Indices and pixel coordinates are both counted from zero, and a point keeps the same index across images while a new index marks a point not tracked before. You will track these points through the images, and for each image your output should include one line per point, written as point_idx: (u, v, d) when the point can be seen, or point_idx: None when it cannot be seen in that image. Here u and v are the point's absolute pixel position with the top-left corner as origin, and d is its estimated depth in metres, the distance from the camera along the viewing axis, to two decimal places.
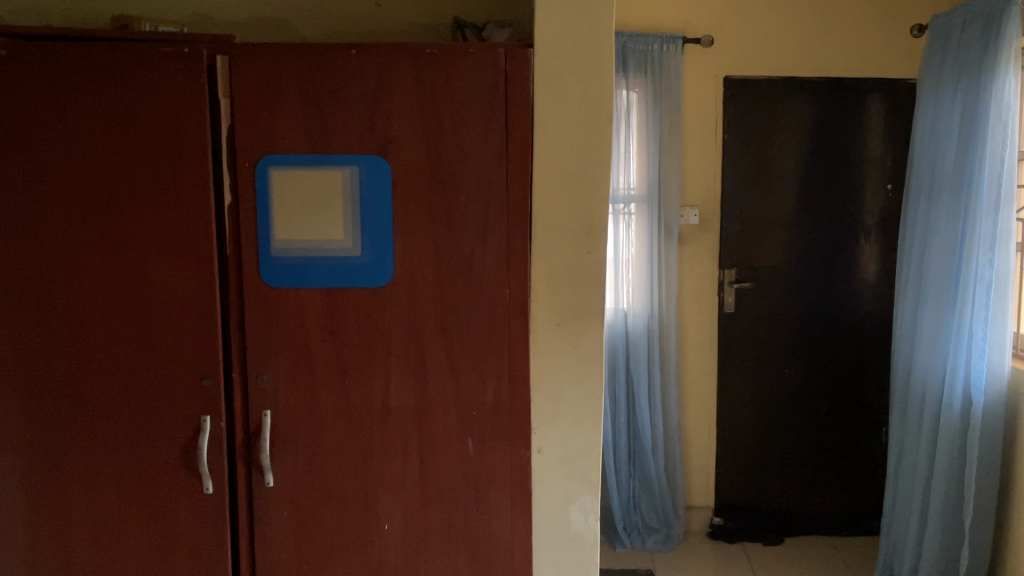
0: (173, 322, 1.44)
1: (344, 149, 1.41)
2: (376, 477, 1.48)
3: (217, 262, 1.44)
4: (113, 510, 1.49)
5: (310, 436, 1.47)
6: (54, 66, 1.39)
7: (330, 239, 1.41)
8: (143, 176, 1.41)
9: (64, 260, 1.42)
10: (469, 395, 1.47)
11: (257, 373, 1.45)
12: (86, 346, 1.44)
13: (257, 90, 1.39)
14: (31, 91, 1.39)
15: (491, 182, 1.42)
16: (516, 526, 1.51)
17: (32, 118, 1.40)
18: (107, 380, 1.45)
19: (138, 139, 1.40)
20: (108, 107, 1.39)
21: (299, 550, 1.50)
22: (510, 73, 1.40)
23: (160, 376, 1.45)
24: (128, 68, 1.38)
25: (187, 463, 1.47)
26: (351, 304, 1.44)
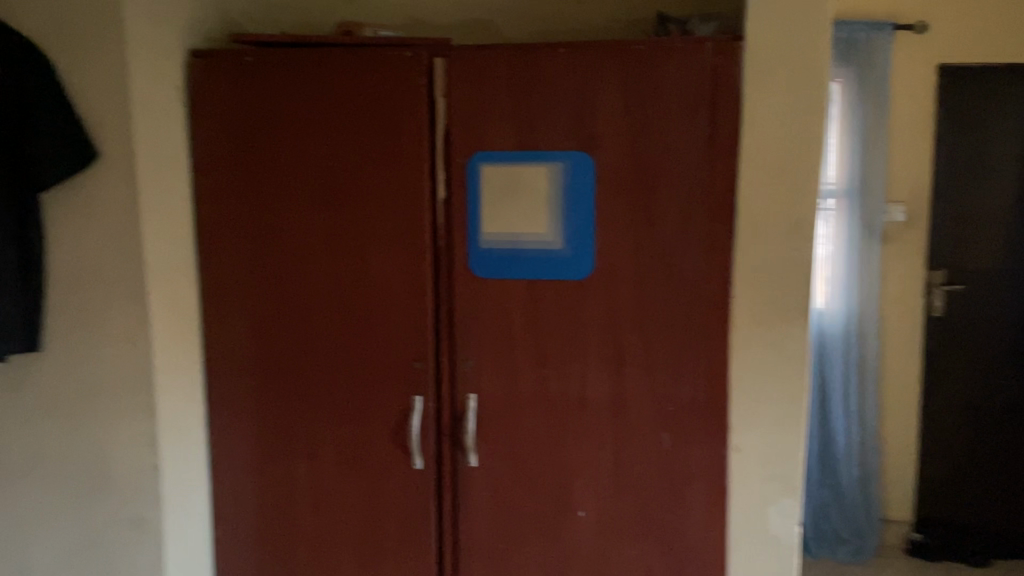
0: (389, 308, 1.54)
1: (550, 146, 1.45)
2: (572, 465, 1.52)
3: (430, 252, 1.52)
4: (332, 478, 1.62)
5: (511, 422, 1.53)
6: (292, 71, 1.52)
7: (535, 233, 1.46)
8: (366, 170, 1.52)
9: (295, 247, 1.56)
10: (666, 390, 1.47)
11: (462, 358, 1.53)
12: (313, 326, 1.57)
13: (472, 89, 1.46)
14: (273, 94, 1.53)
15: (694, 177, 1.42)
16: (711, 525, 1.49)
17: (273, 119, 1.54)
18: (331, 359, 1.58)
19: (363, 137, 1.51)
20: (338, 107, 1.51)
21: (499, 530, 1.57)
22: (718, 67, 1.38)
23: (378, 358, 1.56)
24: (357, 71, 1.50)
25: (398, 440, 1.57)
26: (552, 296, 1.48)
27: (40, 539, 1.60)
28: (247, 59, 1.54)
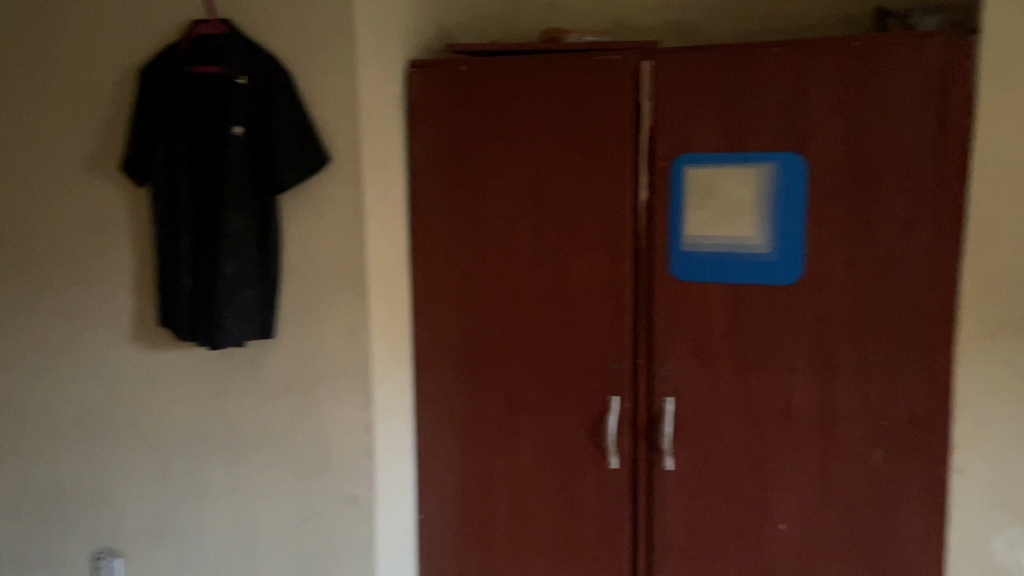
0: (589, 308, 1.57)
1: (759, 147, 1.42)
2: (773, 475, 1.49)
3: (631, 254, 1.54)
4: (529, 471, 1.67)
5: (710, 426, 1.52)
6: (503, 77, 1.59)
7: (742, 236, 1.44)
8: (571, 172, 1.56)
9: (501, 246, 1.63)
10: (880, 402, 1.41)
11: (661, 361, 1.53)
12: (515, 323, 1.63)
13: (679, 91, 1.46)
14: (484, 101, 1.61)
15: (917, 179, 1.34)
16: (927, 547, 1.41)
17: (483, 124, 1.62)
18: (530, 356, 1.63)
19: (569, 142, 1.56)
20: (545, 112, 1.57)
21: (695, 536, 1.56)
22: (948, 62, 1.30)
23: (576, 357, 1.59)
24: (564, 77, 1.54)
25: (594, 438, 1.60)
26: (757, 300, 1.45)
27: (268, 510, 1.76)
28: (461, 68, 1.62)
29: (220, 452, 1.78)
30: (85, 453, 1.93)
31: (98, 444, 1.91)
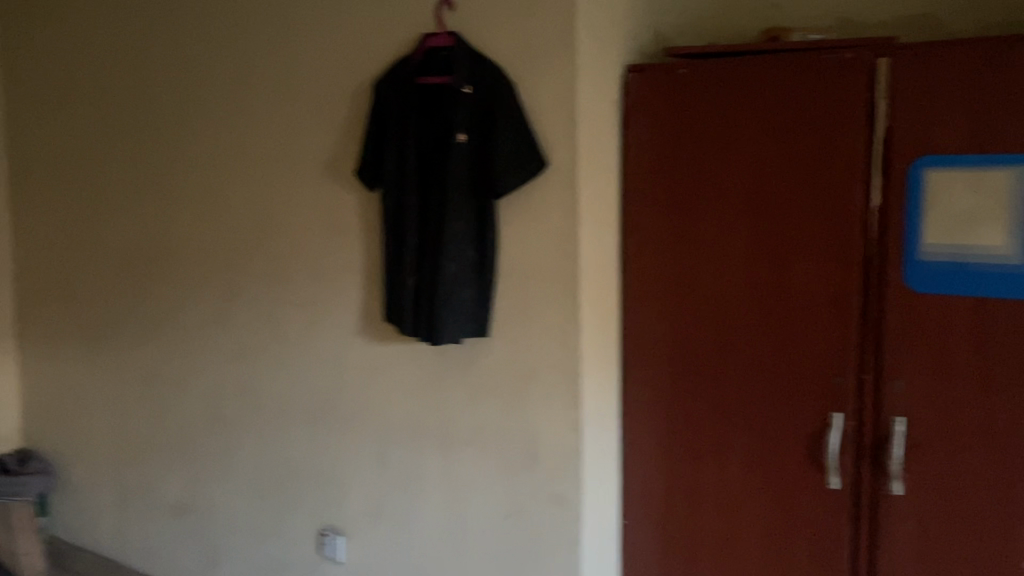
0: (812, 318, 1.54)
1: (1009, 151, 1.37)
2: (1016, 502, 1.42)
3: (859, 262, 1.50)
4: (740, 485, 1.64)
5: (945, 447, 1.46)
6: (726, 79, 1.58)
7: (988, 244, 1.40)
8: (796, 177, 1.54)
9: (718, 253, 1.62)
10: None
11: (890, 378, 1.48)
12: (729, 330, 1.61)
13: (920, 92, 1.42)
14: (705, 103, 1.61)
15: None
16: None
17: (703, 128, 1.62)
18: (745, 364, 1.61)
19: (795, 145, 1.53)
20: (770, 114, 1.55)
21: (924, 563, 1.49)
22: None
23: (796, 367, 1.56)
24: (793, 78, 1.52)
25: (813, 454, 1.57)
26: (1002, 312, 1.40)
27: (481, 504, 1.82)
28: (681, 71, 1.62)
29: (436, 444, 1.88)
30: (315, 437, 2.09)
31: (326, 429, 2.07)
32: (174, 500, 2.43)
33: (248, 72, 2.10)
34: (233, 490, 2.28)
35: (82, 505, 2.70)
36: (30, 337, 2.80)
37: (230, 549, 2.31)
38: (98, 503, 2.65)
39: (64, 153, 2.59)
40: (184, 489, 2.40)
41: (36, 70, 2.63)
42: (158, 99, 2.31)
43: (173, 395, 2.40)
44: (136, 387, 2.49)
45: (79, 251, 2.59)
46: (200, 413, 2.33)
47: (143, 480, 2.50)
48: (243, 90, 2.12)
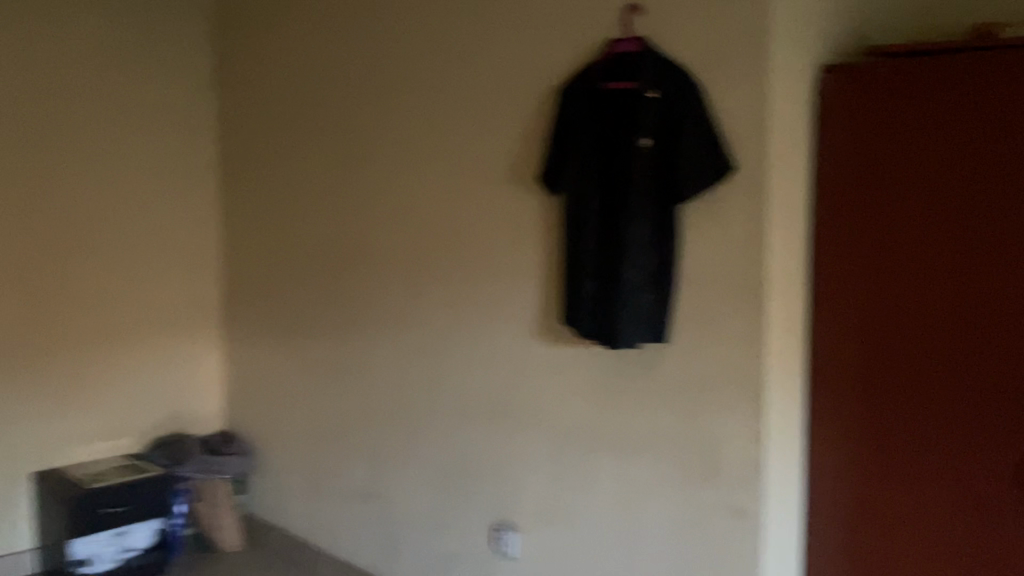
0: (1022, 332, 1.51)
1: None
2: None
3: None
4: (937, 509, 1.62)
5: None
6: (932, 83, 1.59)
7: None
8: (1008, 186, 1.52)
9: (917, 262, 1.62)
10: None
11: None
12: (927, 339, 1.61)
13: None
14: (908, 107, 1.61)
15: None
16: None
17: (904, 133, 1.62)
18: (945, 376, 1.60)
19: (1008, 151, 1.52)
20: (980, 118, 1.54)
21: None
22: None
23: (1002, 382, 1.54)
24: (1007, 81, 1.51)
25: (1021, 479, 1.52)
26: None
27: (657, 509, 1.81)
28: (882, 70, 1.64)
29: (610, 448, 1.88)
30: (492, 434, 2.16)
31: (502, 427, 2.13)
32: (359, 486, 2.57)
33: (438, 82, 2.21)
34: (413, 481, 2.39)
35: (277, 485, 2.92)
36: (235, 328, 3.06)
37: (409, 536, 2.42)
38: (290, 485, 2.85)
39: (269, 161, 2.82)
40: (368, 477, 2.53)
41: (248, 86, 2.88)
42: (355, 109, 2.47)
43: (359, 387, 2.54)
44: (327, 379, 2.66)
45: (280, 251, 2.81)
46: (385, 405, 2.46)
47: (330, 466, 2.67)
48: (433, 99, 2.23)
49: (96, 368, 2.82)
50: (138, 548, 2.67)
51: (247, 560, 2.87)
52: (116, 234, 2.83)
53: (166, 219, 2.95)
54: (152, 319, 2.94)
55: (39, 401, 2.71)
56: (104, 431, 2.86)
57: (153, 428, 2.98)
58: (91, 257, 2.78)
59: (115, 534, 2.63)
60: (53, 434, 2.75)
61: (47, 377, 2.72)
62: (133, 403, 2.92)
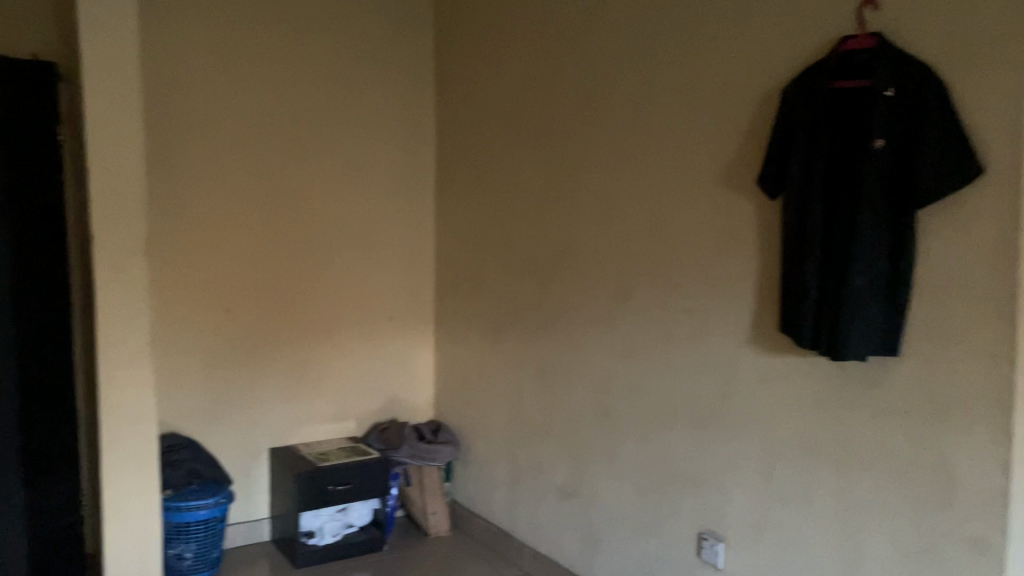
0: None
1: None
2: None
3: None
4: None
5: None
6: None
7: None
8: None
9: None
10: None
11: None
12: None
13: None
14: None
15: None
16: None
17: None
18: None
19: None
20: None
21: None
22: None
23: None
24: None
25: None
26: None
27: (881, 533, 1.71)
28: None
29: (831, 464, 1.80)
30: (699, 441, 2.13)
31: (711, 434, 2.09)
32: (562, 483, 2.62)
33: (653, 88, 2.21)
34: (615, 483, 2.41)
35: (481, 476, 3.04)
36: (445, 325, 3.23)
37: (611, 537, 2.43)
38: (493, 477, 2.96)
39: (482, 167, 2.95)
40: (570, 475, 2.58)
41: (464, 96, 3.03)
42: (567, 116, 2.53)
43: (563, 387, 2.60)
44: (532, 377, 2.74)
45: (490, 253, 2.93)
46: (590, 406, 2.49)
47: (533, 461, 2.75)
48: (647, 105, 2.23)
49: (325, 357, 3.08)
50: (356, 523, 2.94)
51: (453, 545, 3.01)
52: (345, 235, 3.07)
53: (387, 220, 3.16)
54: (373, 314, 3.16)
55: (276, 385, 2.99)
56: (330, 415, 3.12)
57: (372, 414, 3.21)
58: (323, 254, 3.03)
59: (338, 510, 2.87)
60: (287, 415, 3.02)
61: (284, 364, 2.99)
62: (355, 390, 3.16)
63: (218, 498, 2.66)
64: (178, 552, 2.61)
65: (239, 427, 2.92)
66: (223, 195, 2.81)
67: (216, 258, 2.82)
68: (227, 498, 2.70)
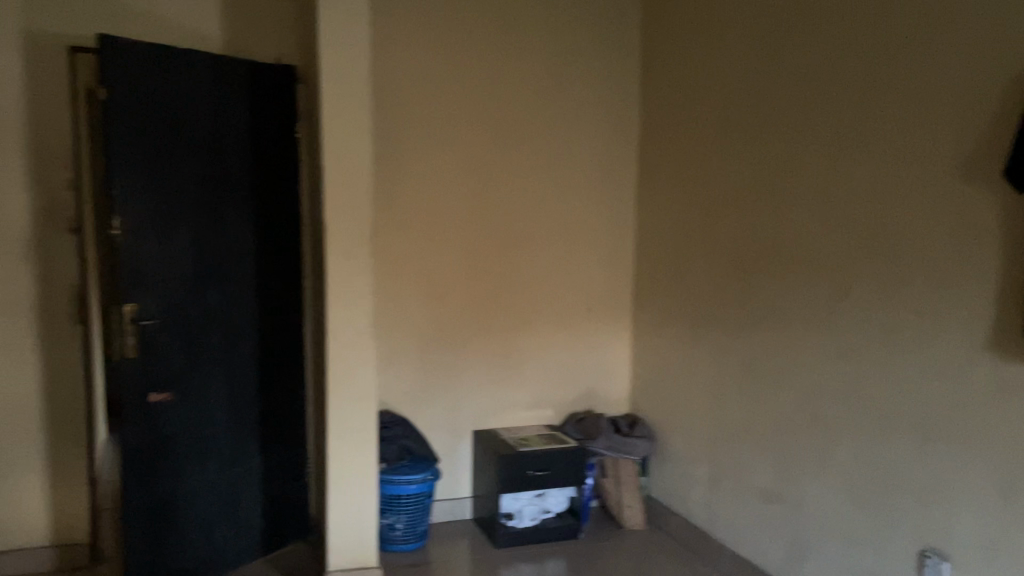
0: None
1: None
2: None
3: None
4: None
5: None
6: None
7: None
8: None
9: None
10: None
11: None
12: None
13: None
14: None
15: None
16: None
17: None
18: None
19: None
20: None
21: None
22: None
23: None
24: None
25: None
26: None
27: None
28: None
29: None
30: (924, 452, 1.99)
31: (939, 444, 1.94)
32: (765, 486, 2.53)
33: (881, 76, 2.08)
34: (826, 489, 2.30)
35: (678, 474, 3.00)
36: (643, 319, 3.22)
37: (819, 545, 2.32)
38: (691, 475, 2.92)
39: (688, 160, 2.90)
40: (775, 478, 2.49)
41: (671, 89, 3.00)
42: (782, 107, 2.43)
43: (770, 386, 2.51)
44: (735, 375, 2.67)
45: (693, 248, 2.89)
46: (798, 408, 2.40)
47: (735, 462, 2.68)
48: (873, 92, 2.11)
49: (526, 346, 3.16)
50: (553, 510, 3.00)
51: (647, 539, 3.00)
52: (549, 227, 3.13)
53: (589, 214, 3.19)
54: (573, 306, 3.21)
55: (479, 372, 3.11)
56: (529, 403, 3.20)
57: (569, 404, 3.27)
58: (527, 246, 3.11)
59: (536, 495, 2.96)
60: (489, 400, 3.14)
61: (487, 351, 3.11)
62: (553, 380, 3.23)
63: (425, 474, 2.81)
64: (391, 523, 2.81)
65: (445, 408, 3.08)
66: (436, 188, 2.96)
67: (429, 247, 2.98)
68: (434, 475, 2.85)
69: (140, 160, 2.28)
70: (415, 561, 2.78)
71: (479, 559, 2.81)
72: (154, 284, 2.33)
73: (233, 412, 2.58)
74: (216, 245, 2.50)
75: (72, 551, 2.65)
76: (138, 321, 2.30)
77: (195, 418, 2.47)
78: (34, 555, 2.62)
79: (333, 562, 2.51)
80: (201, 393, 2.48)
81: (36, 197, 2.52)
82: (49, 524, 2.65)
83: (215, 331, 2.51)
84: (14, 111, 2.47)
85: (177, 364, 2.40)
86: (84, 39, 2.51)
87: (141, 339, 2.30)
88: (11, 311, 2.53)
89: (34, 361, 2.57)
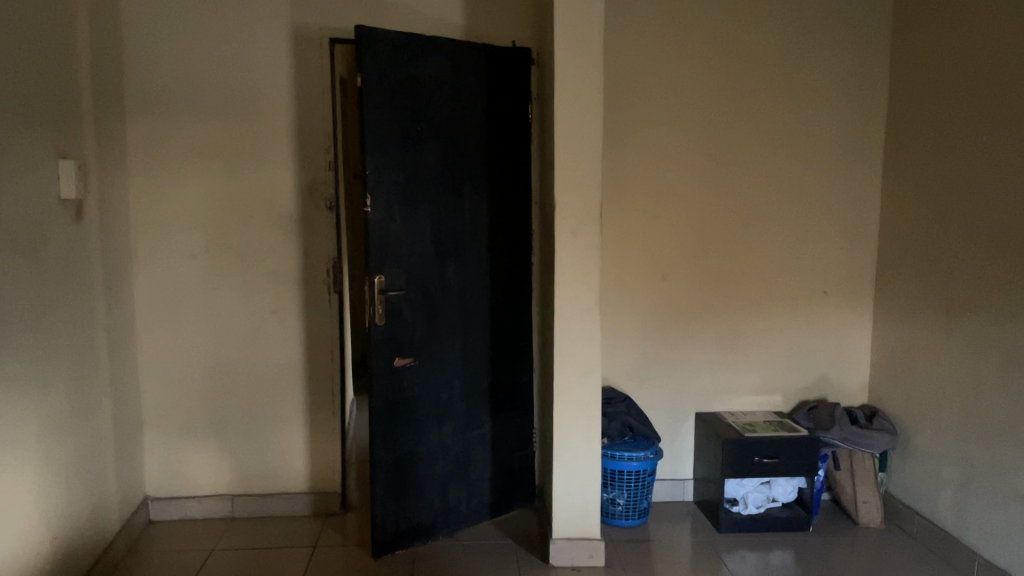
0: None
1: None
2: None
3: None
4: None
5: None
6: None
7: None
8: None
9: None
10: None
11: None
12: None
13: None
14: None
15: None
16: None
17: None
18: None
19: None
20: None
21: None
22: None
23: None
24: None
25: None
26: None
27: None
28: None
29: None
30: None
31: None
32: None
33: None
34: None
35: (924, 472, 2.78)
36: (887, 305, 2.99)
37: None
38: (940, 475, 2.68)
39: (943, 131, 2.65)
40: None
41: (924, 54, 2.74)
42: None
43: None
44: (996, 368, 2.41)
45: (948, 228, 2.63)
46: None
47: (993, 462, 2.42)
48: None
49: (755, 329, 3.06)
50: (780, 499, 2.90)
51: (884, 539, 2.81)
52: (783, 206, 3.00)
53: (828, 192, 3.01)
54: (808, 289, 3.05)
55: (704, 353, 3.05)
56: (756, 388, 3.10)
57: (800, 391, 3.12)
58: (758, 226, 3.00)
59: (762, 482, 2.88)
60: (713, 384, 3.08)
61: (713, 332, 3.04)
62: (784, 366, 3.10)
63: (647, 452, 2.80)
64: (612, 498, 2.86)
65: (667, 388, 3.06)
66: (662, 166, 2.93)
67: (654, 227, 2.96)
68: (657, 454, 2.82)
69: (389, 143, 2.46)
70: (635, 538, 2.80)
71: (701, 542, 2.77)
72: (400, 258, 2.51)
73: (467, 380, 2.73)
74: (456, 223, 2.64)
75: (327, 499, 2.94)
76: (386, 292, 2.48)
77: (433, 384, 2.63)
78: (295, 499, 2.93)
79: (557, 531, 2.58)
80: (439, 361, 2.64)
81: (301, 178, 2.79)
82: (307, 474, 2.95)
83: (452, 303, 2.66)
84: (283, 100, 2.75)
85: (418, 333, 2.57)
86: (342, 33, 2.74)
87: (388, 309, 2.49)
88: (278, 281, 2.83)
89: (297, 326, 2.86)
